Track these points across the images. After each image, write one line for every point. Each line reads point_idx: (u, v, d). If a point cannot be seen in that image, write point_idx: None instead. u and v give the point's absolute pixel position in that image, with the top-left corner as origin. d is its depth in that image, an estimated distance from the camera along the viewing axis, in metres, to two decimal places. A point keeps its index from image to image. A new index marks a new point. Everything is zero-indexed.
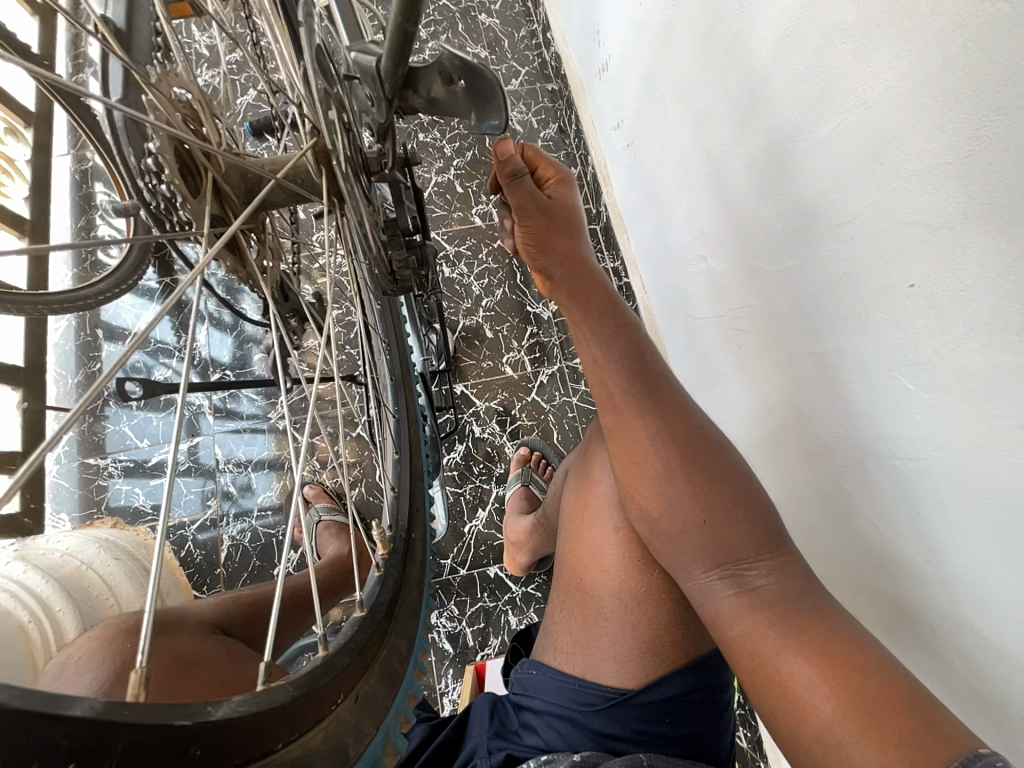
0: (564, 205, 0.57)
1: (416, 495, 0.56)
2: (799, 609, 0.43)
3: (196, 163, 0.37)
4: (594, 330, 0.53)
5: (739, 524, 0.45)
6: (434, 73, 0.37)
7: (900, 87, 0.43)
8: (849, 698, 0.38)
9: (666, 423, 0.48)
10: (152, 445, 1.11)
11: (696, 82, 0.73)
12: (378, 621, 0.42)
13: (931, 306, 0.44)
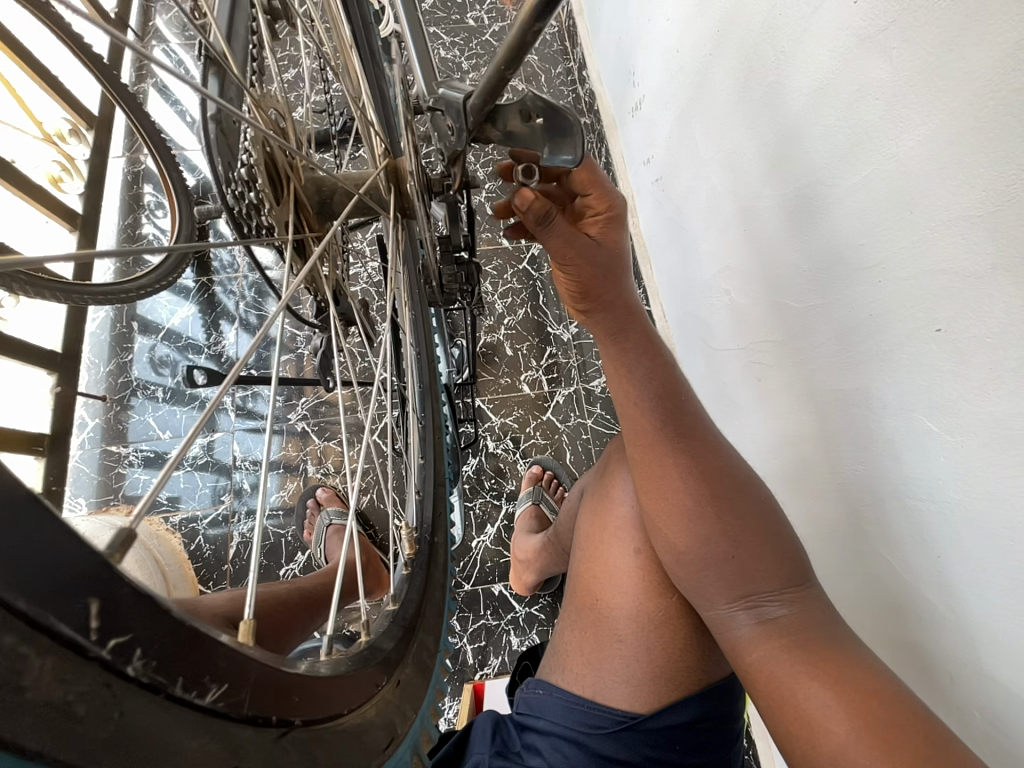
0: (611, 247, 0.48)
1: (439, 501, 0.57)
2: (820, 640, 0.43)
3: (281, 175, 0.41)
4: (621, 355, 0.52)
5: (762, 555, 0.45)
6: (515, 113, 0.32)
7: (930, 143, 0.45)
8: (868, 725, 0.38)
9: (692, 452, 0.49)
10: (173, 437, 1.13)
11: (730, 124, 0.76)
12: (410, 614, 0.44)
13: (956, 351, 0.45)
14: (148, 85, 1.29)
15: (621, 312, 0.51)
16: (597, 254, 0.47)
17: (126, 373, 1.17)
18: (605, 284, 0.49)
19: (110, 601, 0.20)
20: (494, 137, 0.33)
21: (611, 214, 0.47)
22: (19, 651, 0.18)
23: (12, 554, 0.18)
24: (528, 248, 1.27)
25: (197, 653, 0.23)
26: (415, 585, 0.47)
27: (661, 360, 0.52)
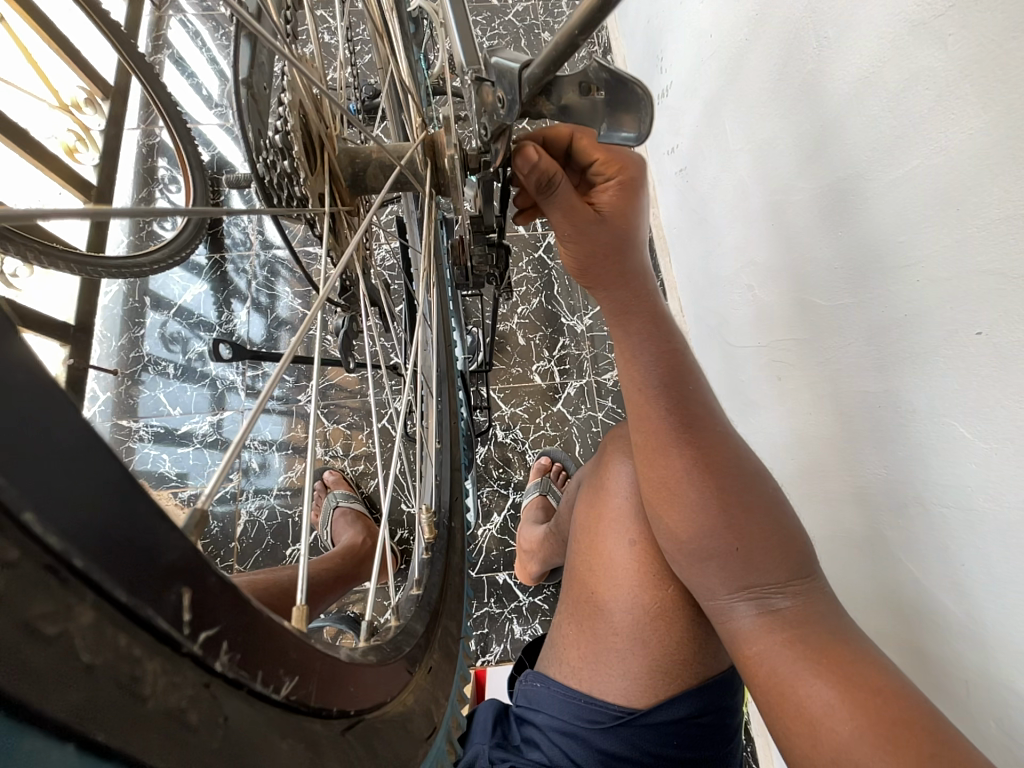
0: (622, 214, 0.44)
1: (455, 488, 0.56)
2: (824, 633, 0.42)
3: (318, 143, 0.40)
4: (626, 339, 0.50)
5: (769, 547, 0.44)
6: (573, 85, 0.32)
7: (987, 137, 0.43)
8: (873, 721, 0.37)
9: (698, 441, 0.47)
10: (183, 414, 1.13)
11: (763, 112, 0.74)
12: (433, 600, 0.44)
13: (999, 357, 0.44)
14: (164, 55, 1.26)
15: (629, 289, 0.48)
16: (598, 230, 0.44)
17: (137, 348, 1.17)
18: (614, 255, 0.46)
19: (199, 593, 0.20)
20: (548, 111, 0.33)
21: (624, 181, 0.44)
22: (131, 654, 0.18)
23: (117, 545, 0.17)
24: (545, 236, 1.25)
25: (274, 647, 0.23)
26: (437, 570, 0.47)
27: (669, 341, 0.50)
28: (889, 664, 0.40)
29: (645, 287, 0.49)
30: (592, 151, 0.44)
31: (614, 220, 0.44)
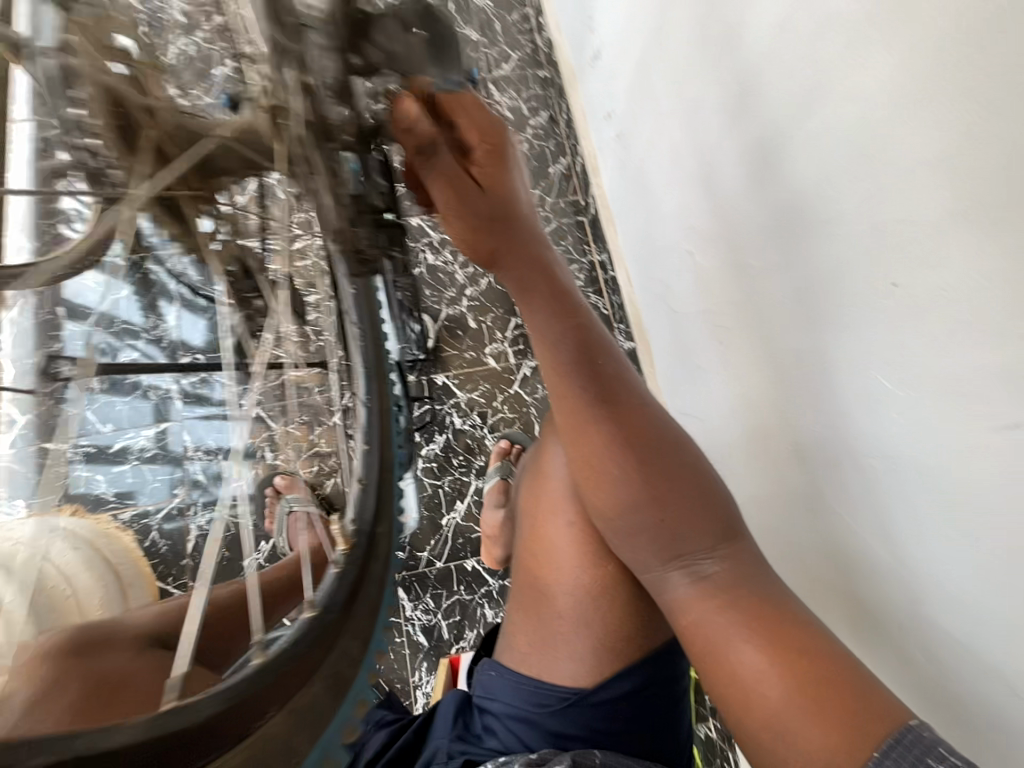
0: (497, 188, 0.41)
1: (386, 489, 0.52)
2: (754, 594, 0.42)
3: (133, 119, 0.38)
4: (535, 317, 0.47)
5: (693, 515, 0.43)
6: (392, 23, 0.33)
7: (894, 80, 0.42)
8: (798, 679, 0.38)
9: (619, 416, 0.46)
10: (116, 430, 1.06)
11: (689, 69, 0.71)
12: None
13: (914, 305, 0.44)
14: None
15: (531, 261, 0.45)
16: (481, 204, 0.40)
17: None
18: (507, 228, 0.42)
19: None
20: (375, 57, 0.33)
21: (493, 150, 0.40)
22: None
23: None
24: None
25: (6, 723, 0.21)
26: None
27: (579, 313, 0.47)
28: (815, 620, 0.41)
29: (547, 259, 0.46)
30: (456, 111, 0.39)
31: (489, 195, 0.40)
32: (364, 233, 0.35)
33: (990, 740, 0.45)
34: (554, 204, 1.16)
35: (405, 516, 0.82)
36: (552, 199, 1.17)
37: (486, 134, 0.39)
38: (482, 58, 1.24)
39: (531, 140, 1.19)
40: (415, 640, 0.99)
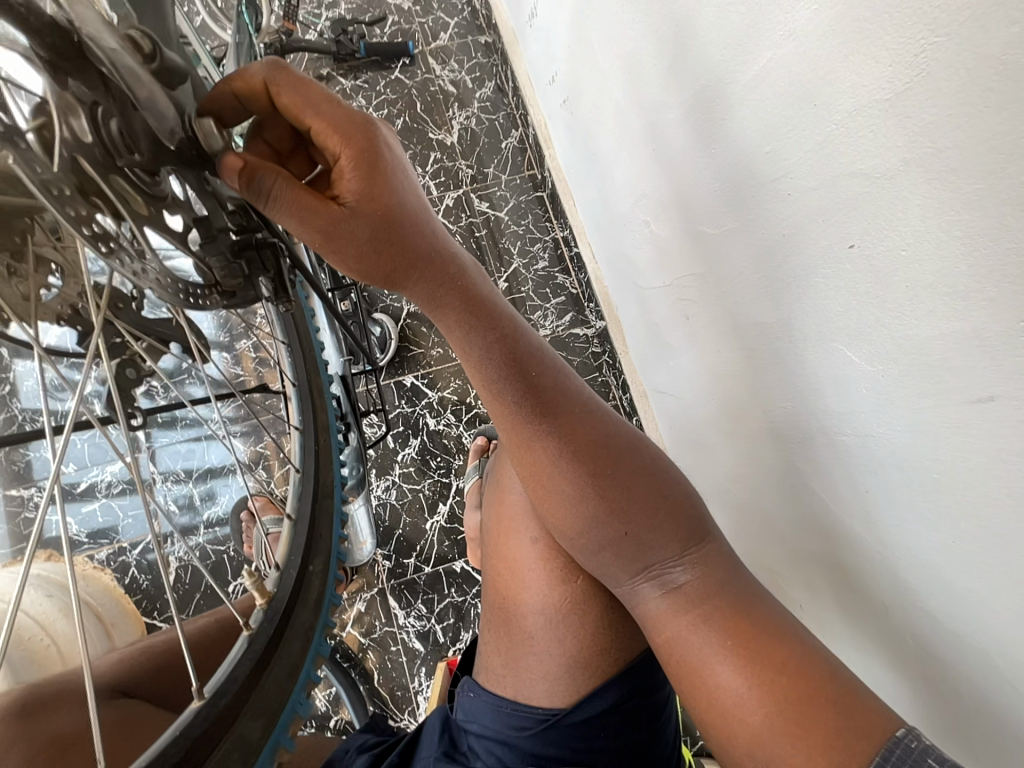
0: (376, 193, 0.35)
1: (324, 516, 0.53)
2: (729, 600, 0.39)
3: None
4: (455, 339, 0.41)
5: (655, 522, 0.40)
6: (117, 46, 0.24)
7: (833, 11, 0.37)
8: (778, 694, 0.35)
9: (566, 427, 0.42)
10: (80, 470, 1.02)
11: (623, 19, 0.64)
12: (222, 705, 0.37)
13: (871, 269, 0.39)
14: None
15: (433, 275, 0.39)
16: (353, 224, 0.34)
17: (7, 407, 1.01)
18: (401, 239, 0.36)
19: None
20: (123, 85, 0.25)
21: (357, 156, 0.34)
22: None
23: None
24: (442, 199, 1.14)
25: None
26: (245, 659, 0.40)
27: (506, 323, 0.42)
28: (797, 627, 0.38)
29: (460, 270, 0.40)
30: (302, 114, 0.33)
31: (363, 205, 0.35)
32: (215, 261, 0.33)
33: (986, 722, 0.43)
34: (510, 181, 1.11)
35: (361, 539, 0.80)
36: (507, 175, 1.11)
37: (345, 139, 0.34)
38: (418, 31, 1.15)
39: (479, 115, 1.13)
40: (411, 646, 0.98)
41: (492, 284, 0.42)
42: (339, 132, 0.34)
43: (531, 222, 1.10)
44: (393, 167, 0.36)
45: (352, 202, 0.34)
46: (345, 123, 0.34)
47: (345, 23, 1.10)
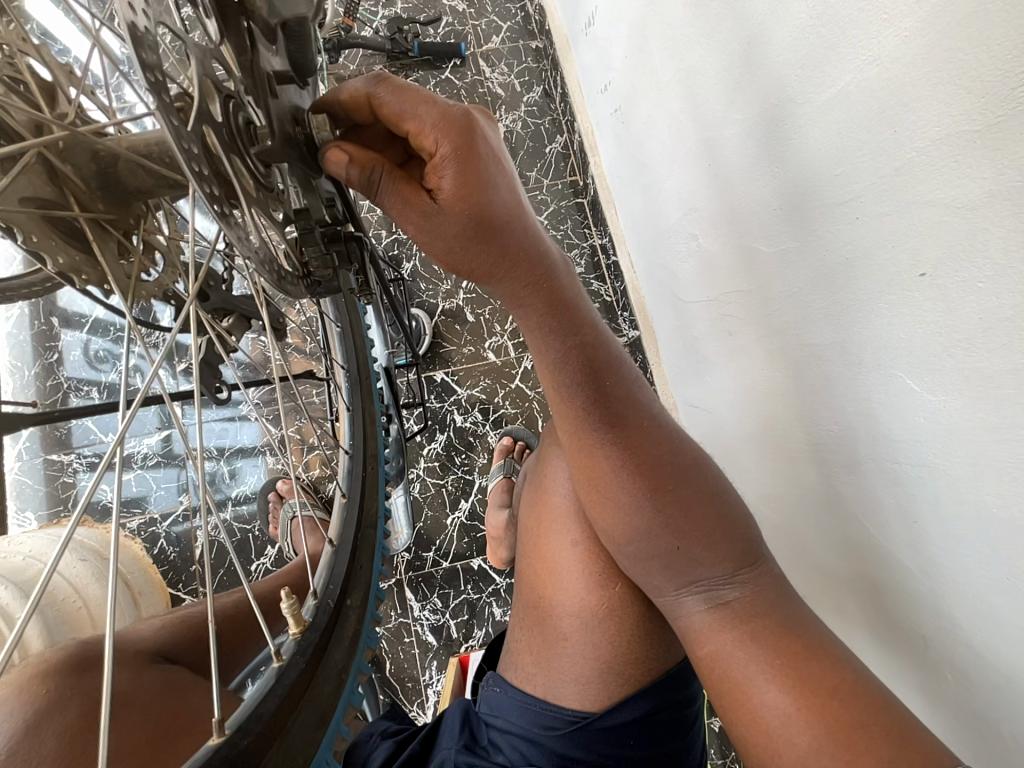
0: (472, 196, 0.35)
1: (363, 547, 0.50)
2: (779, 621, 0.39)
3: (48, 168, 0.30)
4: (530, 337, 0.43)
5: (709, 539, 0.41)
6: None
7: (922, 39, 0.37)
8: (831, 722, 0.35)
9: (628, 438, 0.43)
10: (118, 440, 1.06)
11: (688, 33, 0.65)
12: (247, 742, 0.32)
13: (942, 298, 0.39)
14: None
15: (519, 274, 0.40)
16: (442, 221, 0.35)
17: (54, 375, 1.05)
18: (493, 238, 0.37)
19: None
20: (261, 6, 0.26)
21: (455, 150, 0.34)
22: None
23: None
24: None
25: None
26: (277, 688, 0.36)
27: (585, 329, 0.43)
28: (847, 653, 0.38)
29: (548, 273, 0.41)
30: (400, 111, 0.33)
31: (456, 210, 0.35)
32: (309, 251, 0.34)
33: None
34: (552, 186, 1.12)
35: (398, 529, 0.95)
36: (549, 180, 1.12)
37: (442, 135, 0.33)
38: (471, 34, 1.17)
39: (525, 119, 1.15)
40: (424, 639, 0.99)
41: (579, 285, 0.43)
42: (434, 127, 0.33)
43: (570, 227, 1.11)
44: (486, 163, 0.35)
45: (443, 199, 0.35)
46: (441, 121, 0.33)
47: (401, 21, 1.12)
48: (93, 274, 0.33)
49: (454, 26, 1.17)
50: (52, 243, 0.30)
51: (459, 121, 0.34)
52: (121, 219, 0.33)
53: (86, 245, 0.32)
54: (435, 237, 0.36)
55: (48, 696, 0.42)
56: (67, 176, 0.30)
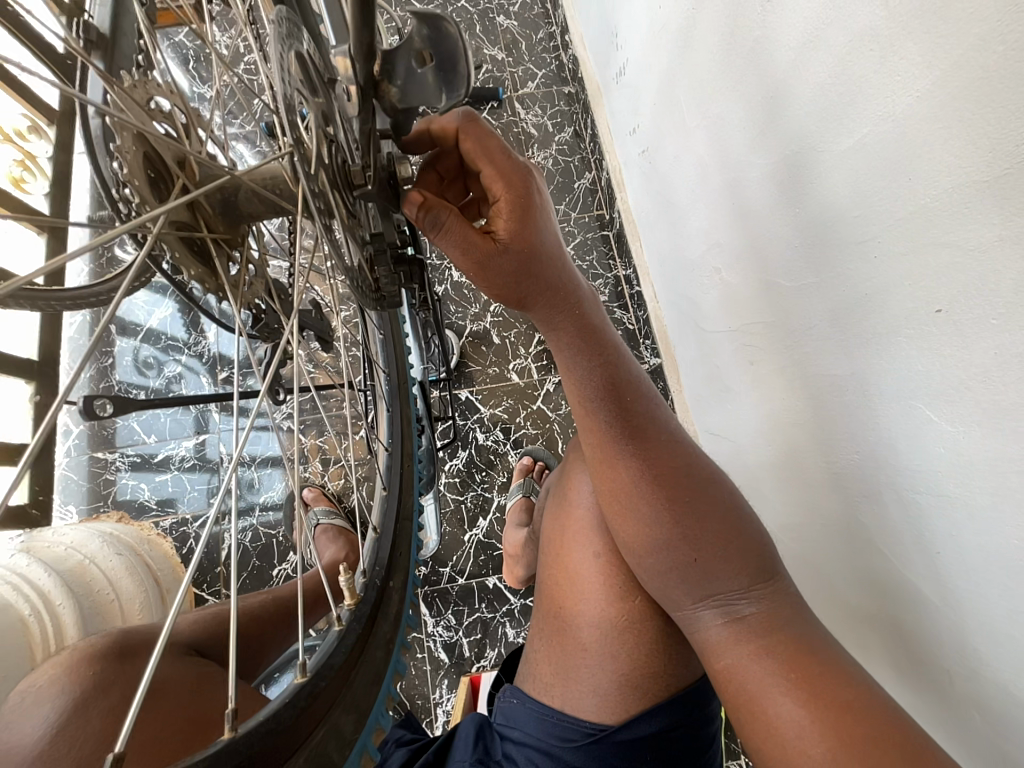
0: (525, 235, 0.40)
1: (401, 537, 0.53)
2: (795, 638, 0.40)
3: (170, 172, 0.35)
4: (562, 355, 0.47)
5: (726, 555, 0.42)
6: (406, 57, 0.32)
7: (934, 98, 0.40)
8: (849, 744, 0.35)
9: (648, 452, 0.45)
10: (159, 441, 1.11)
11: (715, 85, 0.70)
12: (321, 687, 0.36)
13: (958, 333, 0.41)
14: None
15: (558, 301, 0.44)
16: (500, 262, 0.40)
17: (107, 378, 1.13)
18: (539, 269, 0.42)
19: None
20: (393, 95, 0.33)
21: (512, 201, 0.39)
22: None
23: None
24: None
25: None
26: (339, 649, 0.39)
27: (610, 351, 0.47)
28: (863, 675, 0.38)
29: (582, 303, 0.46)
30: (476, 154, 0.40)
31: (513, 246, 0.40)
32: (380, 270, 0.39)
33: None
34: (578, 219, 1.18)
35: (426, 532, 0.96)
36: (576, 213, 1.19)
37: (507, 185, 0.40)
38: (508, 79, 1.26)
39: (556, 157, 1.22)
40: (436, 657, 0.99)
41: (604, 314, 0.48)
42: (502, 177, 0.40)
43: (595, 258, 1.16)
44: (540, 209, 0.41)
45: (503, 237, 0.39)
46: (506, 174, 0.40)
47: None
48: (214, 284, 0.39)
49: (493, 72, 1.26)
50: (189, 260, 0.36)
51: (518, 177, 0.40)
52: (233, 239, 0.38)
53: (206, 261, 0.37)
54: (494, 275, 0.40)
55: (91, 680, 0.42)
56: (199, 203, 0.35)
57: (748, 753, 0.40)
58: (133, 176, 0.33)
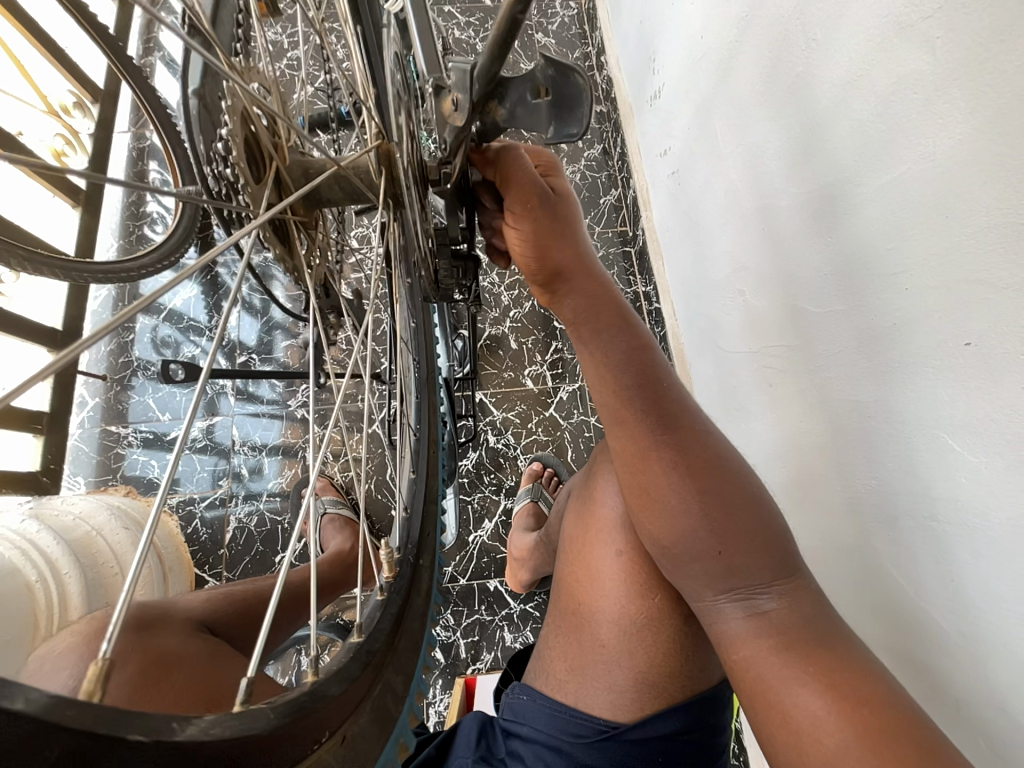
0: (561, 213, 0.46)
1: (428, 518, 0.55)
2: (816, 633, 0.41)
3: (263, 153, 0.38)
4: (583, 336, 0.50)
5: (750, 550, 0.43)
6: (522, 88, 0.33)
7: (974, 141, 0.42)
8: (875, 740, 0.36)
9: (679, 444, 0.46)
10: (173, 419, 1.12)
11: (754, 113, 0.72)
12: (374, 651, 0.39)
13: (986, 368, 0.43)
14: (155, 59, 1.24)
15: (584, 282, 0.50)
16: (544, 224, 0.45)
17: (127, 354, 1.15)
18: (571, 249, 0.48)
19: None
20: (500, 115, 0.34)
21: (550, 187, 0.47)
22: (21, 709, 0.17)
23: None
24: None
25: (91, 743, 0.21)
26: (385, 617, 0.42)
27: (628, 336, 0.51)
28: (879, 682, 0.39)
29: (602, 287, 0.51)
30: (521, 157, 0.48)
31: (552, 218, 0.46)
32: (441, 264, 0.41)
33: None
34: (602, 234, 1.21)
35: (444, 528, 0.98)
36: (601, 228, 1.22)
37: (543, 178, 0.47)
38: None
39: (584, 172, 1.25)
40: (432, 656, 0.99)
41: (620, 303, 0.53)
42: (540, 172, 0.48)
43: (616, 274, 1.18)
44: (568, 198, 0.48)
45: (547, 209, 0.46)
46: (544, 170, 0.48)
47: None
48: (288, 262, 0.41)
49: None
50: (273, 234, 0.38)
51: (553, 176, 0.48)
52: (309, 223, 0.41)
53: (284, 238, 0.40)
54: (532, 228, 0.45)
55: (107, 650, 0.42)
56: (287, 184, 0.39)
57: (765, 747, 0.41)
58: (231, 139, 0.35)
